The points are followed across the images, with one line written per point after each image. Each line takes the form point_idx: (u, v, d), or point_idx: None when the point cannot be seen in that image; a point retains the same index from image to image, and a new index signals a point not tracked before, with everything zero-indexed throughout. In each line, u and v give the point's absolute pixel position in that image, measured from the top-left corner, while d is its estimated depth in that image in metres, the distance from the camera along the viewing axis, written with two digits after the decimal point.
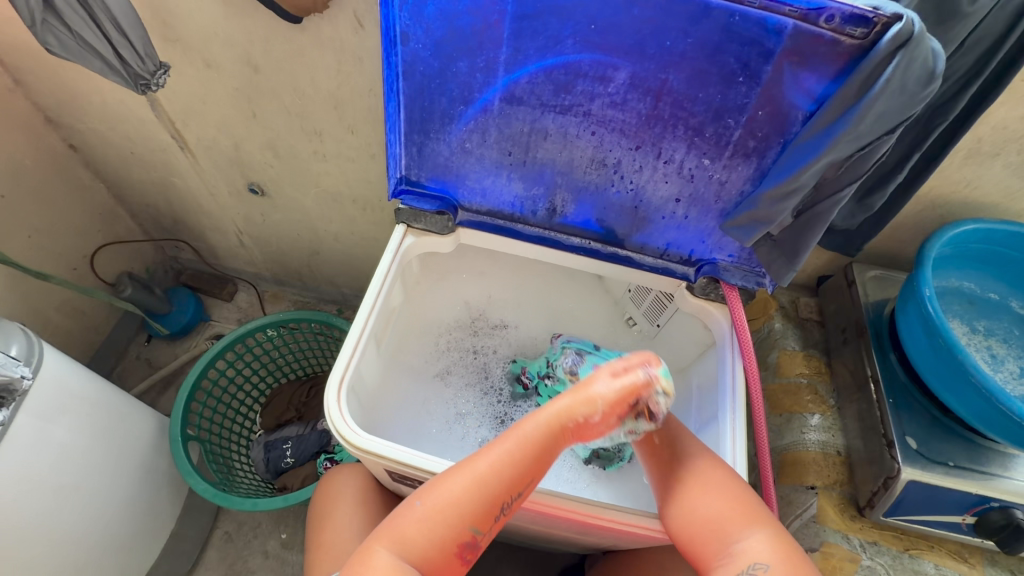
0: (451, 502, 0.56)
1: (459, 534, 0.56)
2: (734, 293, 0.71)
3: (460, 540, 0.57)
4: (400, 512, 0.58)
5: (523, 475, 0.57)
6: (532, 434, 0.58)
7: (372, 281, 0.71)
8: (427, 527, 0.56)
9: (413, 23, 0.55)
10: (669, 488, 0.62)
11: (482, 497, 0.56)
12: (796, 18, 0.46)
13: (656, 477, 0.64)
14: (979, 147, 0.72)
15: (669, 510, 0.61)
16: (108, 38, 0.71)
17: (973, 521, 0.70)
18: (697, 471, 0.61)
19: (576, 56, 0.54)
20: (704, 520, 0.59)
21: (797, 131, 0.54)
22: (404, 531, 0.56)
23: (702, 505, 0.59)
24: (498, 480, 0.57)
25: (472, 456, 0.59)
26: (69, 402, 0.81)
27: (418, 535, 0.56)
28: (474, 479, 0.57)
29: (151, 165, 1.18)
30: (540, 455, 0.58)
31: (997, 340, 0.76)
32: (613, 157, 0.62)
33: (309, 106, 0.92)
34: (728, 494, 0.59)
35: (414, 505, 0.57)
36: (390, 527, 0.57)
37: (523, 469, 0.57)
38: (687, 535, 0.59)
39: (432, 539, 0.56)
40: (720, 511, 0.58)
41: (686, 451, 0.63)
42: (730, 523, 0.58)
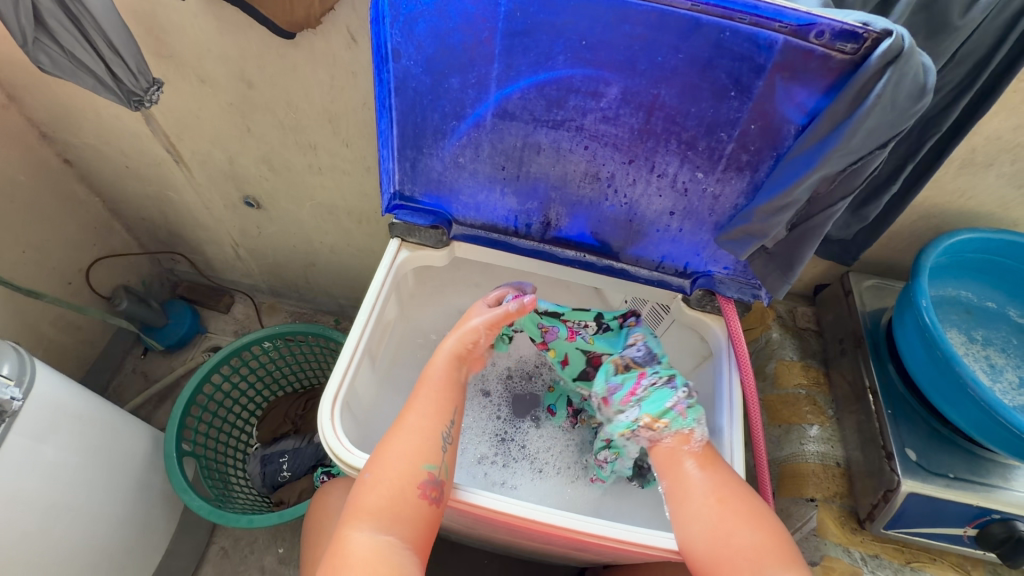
0: (402, 456, 0.59)
1: (417, 476, 0.59)
2: (730, 306, 0.71)
3: (419, 480, 0.58)
4: (356, 490, 0.59)
5: (447, 405, 0.65)
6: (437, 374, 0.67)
7: (366, 296, 0.71)
8: (384, 488, 0.57)
9: (405, 40, 0.55)
10: (702, 510, 0.59)
11: (423, 436, 0.61)
12: (786, 34, 0.46)
13: (684, 497, 0.61)
14: (973, 157, 0.72)
15: (697, 532, 0.58)
16: (101, 56, 0.71)
17: (975, 533, 0.70)
18: (737, 499, 0.59)
19: (567, 71, 0.54)
20: (738, 547, 0.56)
21: (790, 145, 0.54)
22: (368, 504, 0.57)
23: (736, 532, 0.57)
24: (426, 419, 0.63)
25: (405, 411, 0.64)
26: (61, 421, 0.80)
27: (386, 499, 0.57)
28: (410, 429, 0.62)
29: (145, 179, 1.18)
30: (453, 388, 0.67)
31: (995, 350, 0.75)
32: (607, 170, 0.62)
33: (303, 119, 0.92)
34: (762, 526, 0.57)
35: (365, 477, 0.58)
36: (353, 508, 0.57)
37: (444, 399, 0.65)
38: (717, 561, 0.56)
39: (395, 496, 0.57)
40: (759, 541, 0.56)
41: (721, 478, 0.61)
42: (765, 553, 0.55)
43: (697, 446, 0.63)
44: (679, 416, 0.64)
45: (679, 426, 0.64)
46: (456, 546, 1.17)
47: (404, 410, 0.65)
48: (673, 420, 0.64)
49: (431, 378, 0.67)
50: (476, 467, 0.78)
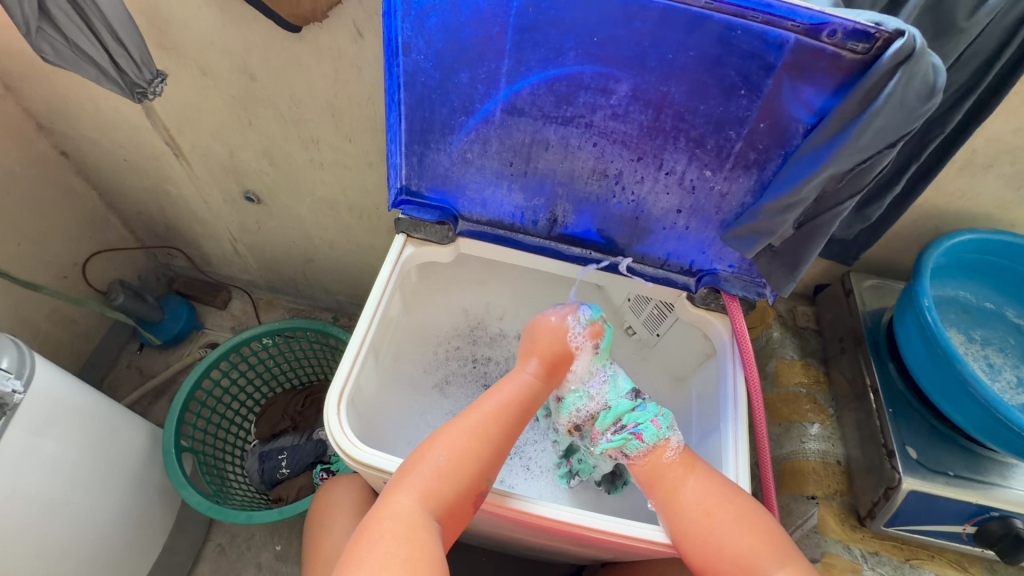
0: (469, 457, 0.60)
1: (479, 484, 0.60)
2: (734, 303, 0.71)
3: (479, 488, 0.60)
4: (418, 464, 0.59)
5: (513, 424, 0.64)
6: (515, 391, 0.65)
7: (371, 292, 0.71)
8: (453, 480, 0.58)
9: (415, 34, 0.55)
10: (693, 522, 0.60)
11: (489, 447, 0.61)
12: (798, 33, 0.46)
13: (676, 509, 0.62)
14: (974, 159, 0.73)
15: (691, 545, 0.60)
16: (104, 46, 0.70)
17: (973, 530, 0.71)
18: (726, 506, 0.60)
19: (578, 67, 0.54)
20: (731, 552, 0.58)
21: (798, 144, 0.54)
22: (432, 485, 0.58)
23: (728, 539, 0.59)
24: (496, 428, 0.62)
25: (469, 411, 0.64)
26: (61, 415, 0.79)
27: (445, 488, 0.58)
28: (478, 430, 0.62)
29: (144, 172, 1.17)
30: (523, 412, 0.65)
31: (993, 350, 0.76)
32: (615, 167, 0.62)
33: (306, 114, 0.91)
34: (752, 527, 0.59)
35: (439, 459, 0.59)
36: (411, 478, 0.58)
37: (516, 418, 0.64)
38: (712, 566, 0.59)
39: (455, 491, 0.58)
40: (751, 547, 0.58)
41: (709, 483, 0.62)
42: (759, 556, 0.58)
43: (674, 456, 0.64)
44: (652, 427, 0.65)
45: (653, 438, 0.65)
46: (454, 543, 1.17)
47: (467, 408, 0.64)
48: (646, 433, 0.65)
49: (507, 390, 0.65)
50: None
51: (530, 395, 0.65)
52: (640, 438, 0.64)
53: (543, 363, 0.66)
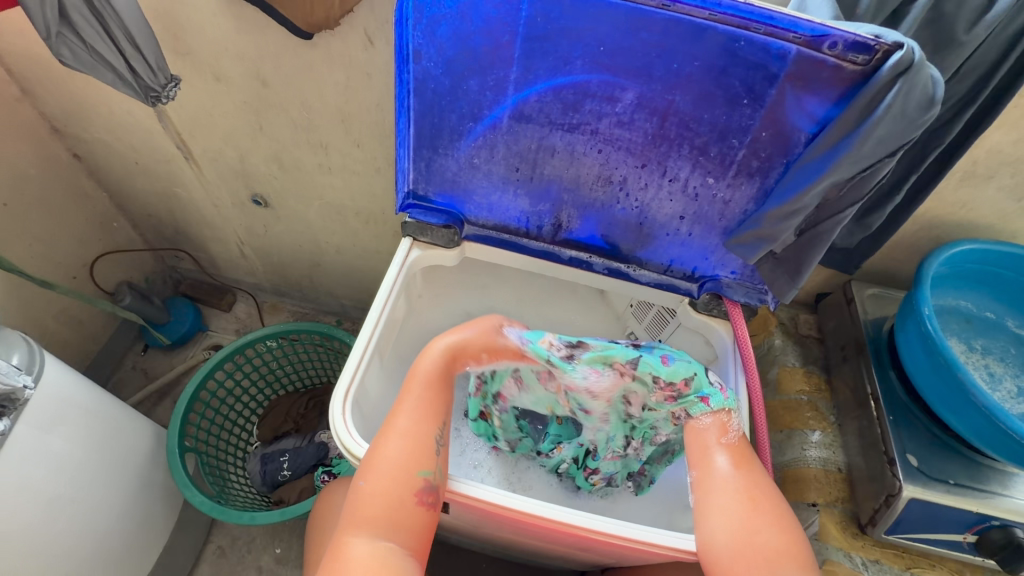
0: (392, 461, 0.59)
1: (413, 483, 0.58)
2: (736, 310, 0.72)
3: (415, 486, 0.58)
4: (355, 501, 0.58)
5: (436, 404, 0.64)
6: (427, 369, 0.66)
7: (377, 295, 0.72)
8: (381, 493, 0.57)
9: (426, 42, 0.56)
10: (730, 506, 0.57)
11: (419, 443, 0.61)
12: (799, 44, 0.48)
13: (713, 492, 0.59)
14: (974, 170, 0.74)
15: (719, 524, 0.57)
16: (121, 51, 0.72)
17: (975, 539, 0.71)
18: (766, 500, 0.57)
19: (585, 76, 0.56)
20: (759, 544, 0.54)
21: (800, 153, 0.55)
22: (366, 511, 0.57)
23: (760, 531, 0.55)
24: (418, 422, 0.62)
25: (394, 412, 0.64)
26: (68, 412, 0.80)
27: (377, 509, 0.57)
28: (400, 433, 0.61)
29: (155, 175, 1.18)
30: (443, 387, 0.66)
31: (994, 359, 0.77)
32: (619, 174, 0.64)
33: (316, 119, 0.93)
34: (789, 530, 0.55)
35: (359, 484, 0.58)
36: (354, 512, 0.57)
37: (435, 402, 0.64)
38: (733, 554, 0.55)
39: (386, 500, 0.57)
40: (781, 544, 0.54)
41: (755, 477, 0.59)
42: (785, 557, 0.54)
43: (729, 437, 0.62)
44: (720, 393, 0.64)
45: (719, 401, 0.63)
46: (454, 548, 1.18)
47: (392, 411, 0.64)
48: (714, 397, 0.63)
49: (420, 372, 0.66)
50: (473, 471, 0.80)
51: (436, 371, 0.66)
52: (706, 402, 0.63)
53: (443, 352, 0.66)
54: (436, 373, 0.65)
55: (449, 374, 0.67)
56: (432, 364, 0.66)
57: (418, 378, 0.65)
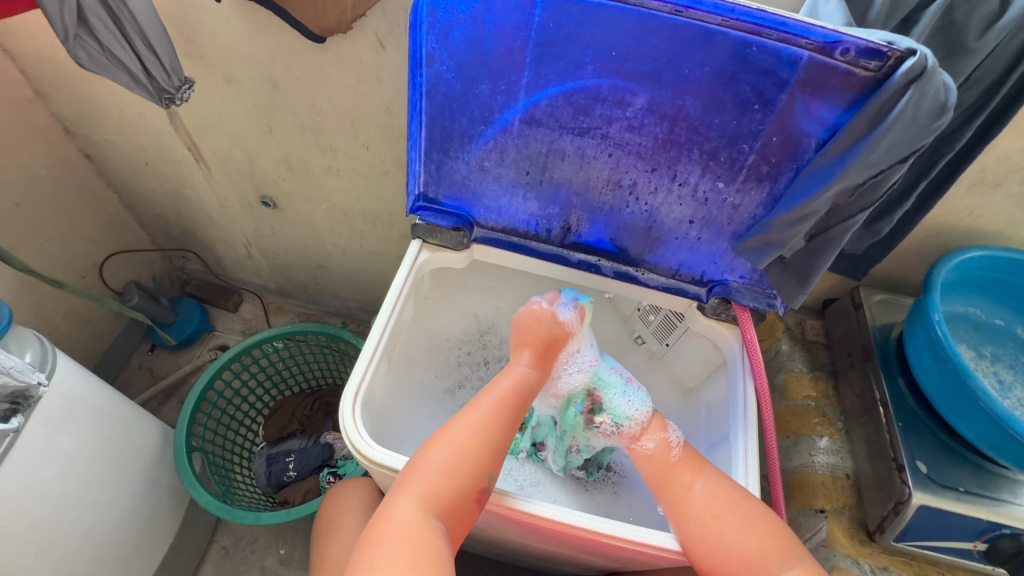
0: (465, 450, 0.60)
1: (478, 482, 0.59)
2: (745, 314, 0.72)
3: (478, 486, 0.59)
4: (416, 468, 0.59)
5: (510, 412, 0.65)
6: (510, 384, 0.66)
7: (386, 296, 0.72)
8: (450, 479, 0.58)
9: (439, 46, 0.57)
10: (700, 525, 0.61)
11: (488, 442, 0.62)
12: (811, 50, 0.48)
13: (683, 510, 0.63)
14: (983, 176, 0.74)
15: (698, 545, 0.61)
16: (136, 53, 0.73)
17: (985, 548, 0.70)
18: (731, 508, 0.61)
19: (596, 81, 0.56)
20: (737, 556, 0.60)
21: (810, 158, 0.56)
22: (428, 485, 0.58)
23: (736, 541, 0.60)
24: (500, 422, 0.63)
25: (467, 407, 0.65)
26: (78, 410, 0.81)
27: (440, 487, 0.58)
28: (474, 428, 0.62)
29: (164, 176, 1.19)
30: (519, 405, 0.66)
31: (1003, 367, 0.77)
32: (629, 178, 0.64)
33: (325, 122, 0.94)
34: (760, 530, 0.60)
35: (434, 460, 0.59)
36: (414, 479, 0.58)
37: (512, 413, 0.65)
38: (721, 570, 0.60)
39: (454, 488, 0.58)
40: (756, 550, 0.59)
41: (717, 486, 0.63)
42: (766, 558, 0.59)
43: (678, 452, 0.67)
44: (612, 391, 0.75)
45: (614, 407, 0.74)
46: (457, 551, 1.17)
47: (454, 415, 0.64)
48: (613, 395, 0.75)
49: (502, 384, 0.66)
50: None
51: (529, 385, 0.67)
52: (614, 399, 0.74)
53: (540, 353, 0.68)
54: (540, 371, 0.68)
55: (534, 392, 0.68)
56: (532, 361, 0.68)
57: (504, 382, 0.67)
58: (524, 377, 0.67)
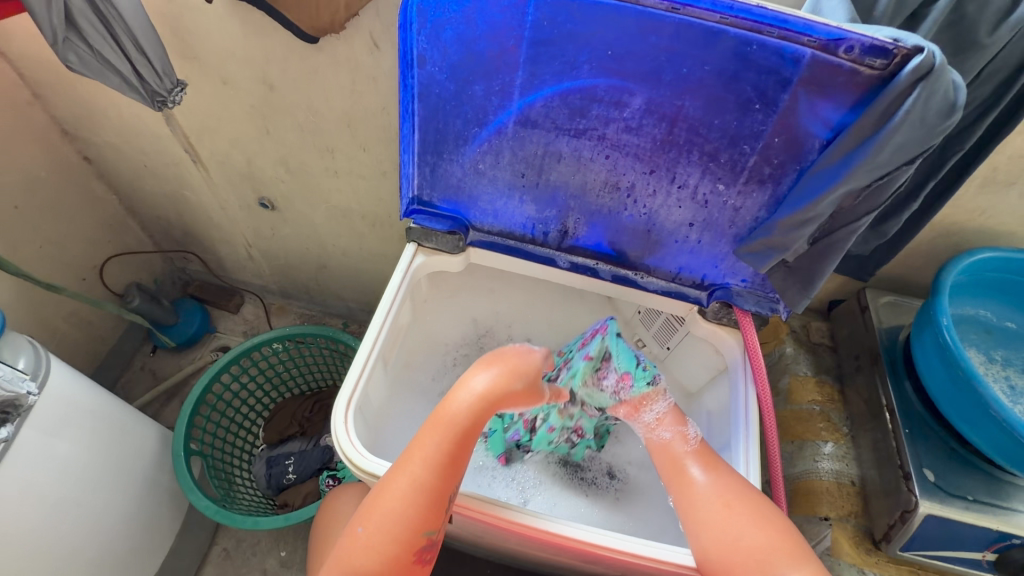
0: (394, 518, 0.57)
1: (414, 542, 0.57)
2: (747, 319, 0.70)
3: (415, 546, 0.57)
4: (345, 541, 0.58)
5: (447, 456, 0.59)
6: (453, 423, 0.60)
7: (381, 300, 0.71)
8: (376, 550, 0.56)
9: (431, 47, 0.55)
10: (710, 517, 0.58)
11: (423, 501, 0.57)
12: (814, 48, 0.46)
13: (692, 504, 0.61)
14: (995, 176, 0.71)
15: (703, 535, 0.58)
16: (128, 56, 0.72)
17: (994, 557, 0.69)
18: (742, 503, 0.59)
19: (592, 81, 0.54)
20: (746, 549, 0.55)
21: (814, 160, 0.54)
22: (352, 559, 0.56)
23: (745, 535, 0.56)
24: (433, 474, 0.58)
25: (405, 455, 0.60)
26: (74, 416, 0.80)
27: (367, 560, 0.56)
28: (406, 489, 0.58)
29: (163, 178, 1.19)
30: (462, 445, 0.60)
31: (1015, 371, 0.74)
32: (627, 180, 0.62)
33: (322, 123, 0.92)
34: (770, 525, 0.57)
35: (357, 531, 0.57)
36: (341, 557, 0.57)
37: (454, 459, 0.60)
38: (728, 565, 0.56)
39: (382, 557, 0.56)
40: (767, 544, 0.55)
41: (727, 481, 0.61)
42: (776, 557, 0.55)
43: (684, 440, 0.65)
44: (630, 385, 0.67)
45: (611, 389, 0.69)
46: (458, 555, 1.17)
47: (392, 466, 0.60)
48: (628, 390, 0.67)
49: (443, 421, 0.61)
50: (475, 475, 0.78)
51: (472, 414, 0.61)
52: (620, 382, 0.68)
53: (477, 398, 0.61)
54: (487, 400, 0.61)
55: (481, 424, 0.62)
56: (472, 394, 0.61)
57: (448, 417, 0.61)
58: (481, 395, 0.61)
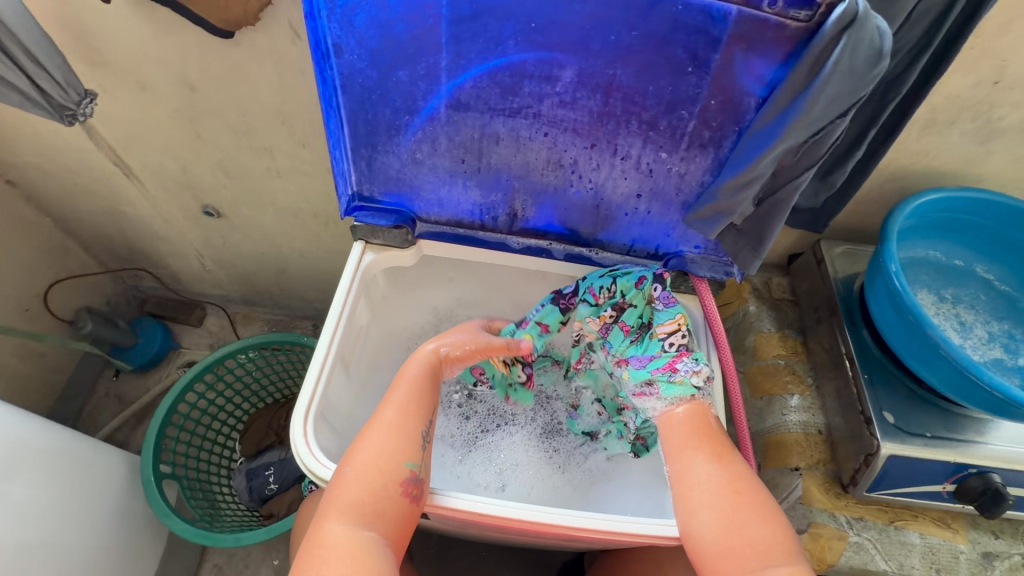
0: (378, 452, 0.59)
1: (397, 474, 0.58)
2: (703, 285, 0.70)
3: (400, 478, 0.58)
4: (333, 484, 0.57)
5: (423, 403, 0.64)
6: (414, 374, 0.66)
7: (333, 302, 0.69)
8: (366, 481, 0.57)
9: (345, 34, 0.52)
10: (713, 500, 0.57)
11: (402, 435, 0.61)
12: (738, 4, 0.44)
13: (696, 487, 0.59)
14: (935, 117, 0.72)
15: (707, 523, 0.57)
16: (24, 70, 0.67)
17: (954, 488, 0.71)
18: (750, 493, 0.57)
19: (519, 56, 0.52)
20: (750, 540, 0.54)
21: (752, 119, 0.53)
22: (346, 497, 0.56)
23: (749, 525, 0.55)
24: (405, 417, 0.62)
25: (382, 406, 0.63)
26: (23, 456, 0.77)
27: (361, 494, 0.56)
28: (383, 426, 0.61)
29: (96, 195, 1.12)
30: (429, 389, 0.66)
31: (965, 307, 0.76)
32: (569, 156, 0.60)
33: (254, 122, 0.87)
34: (773, 517, 0.56)
35: (343, 471, 0.58)
36: (331, 502, 0.56)
37: (423, 398, 0.64)
38: (722, 551, 0.55)
39: (378, 490, 0.57)
40: (768, 537, 0.54)
41: (734, 470, 0.60)
42: (774, 546, 0.54)
43: (686, 413, 0.64)
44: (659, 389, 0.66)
45: (670, 394, 0.65)
46: (450, 541, 1.18)
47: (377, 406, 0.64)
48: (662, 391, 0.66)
49: (408, 375, 0.66)
50: (457, 467, 0.79)
51: (427, 369, 0.66)
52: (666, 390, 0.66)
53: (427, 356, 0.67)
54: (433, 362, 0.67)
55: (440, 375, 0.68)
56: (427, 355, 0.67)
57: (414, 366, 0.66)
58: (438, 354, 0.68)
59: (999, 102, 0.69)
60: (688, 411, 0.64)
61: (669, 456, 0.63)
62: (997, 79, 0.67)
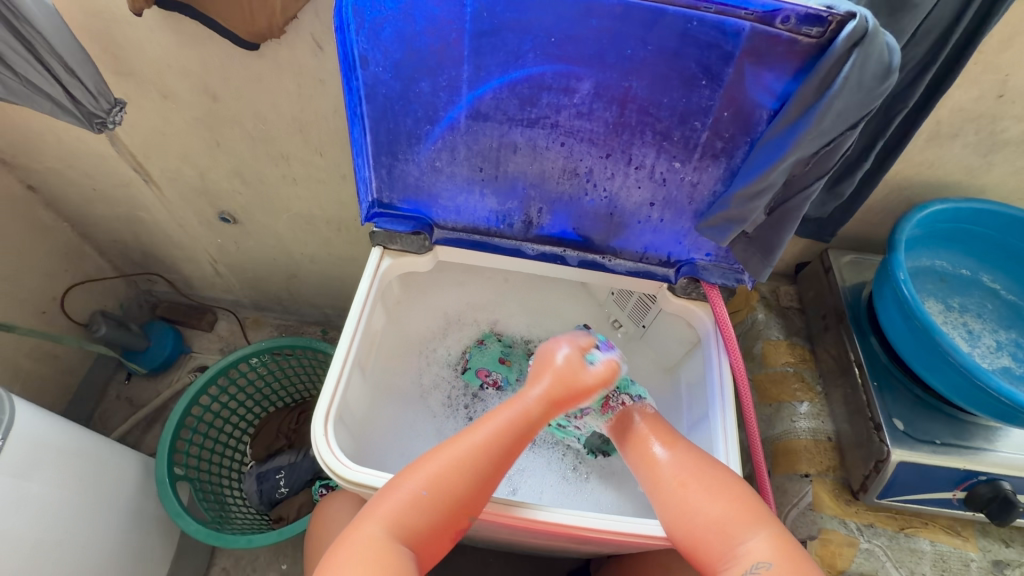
0: (450, 488, 0.58)
1: (457, 521, 0.59)
2: (714, 291, 0.72)
3: (458, 526, 0.59)
4: (390, 493, 0.58)
5: (514, 440, 0.62)
6: (508, 416, 0.63)
7: (352, 305, 0.70)
8: (427, 514, 0.58)
9: (371, 47, 0.54)
10: (668, 491, 0.61)
11: (472, 479, 0.59)
12: (752, 21, 0.46)
13: (655, 478, 0.63)
14: (940, 129, 0.73)
15: (665, 513, 0.61)
16: (56, 78, 0.69)
17: (963, 495, 0.72)
18: (700, 477, 0.61)
19: (538, 68, 0.54)
20: (706, 521, 0.58)
21: (763, 130, 0.54)
22: (404, 517, 0.57)
23: (704, 506, 0.59)
24: (494, 455, 0.61)
25: (468, 434, 0.62)
26: (44, 455, 0.78)
27: (418, 522, 0.57)
28: (458, 461, 0.60)
29: (115, 201, 1.15)
30: (519, 438, 0.63)
31: (972, 316, 0.77)
32: (584, 165, 0.62)
33: (273, 131, 0.90)
34: (730, 494, 0.59)
35: (420, 492, 0.58)
36: (382, 509, 0.57)
37: (513, 442, 0.62)
38: (691, 538, 0.58)
39: (431, 521, 0.58)
40: (722, 513, 0.58)
41: (686, 455, 0.63)
42: (732, 523, 0.57)
43: (638, 417, 0.68)
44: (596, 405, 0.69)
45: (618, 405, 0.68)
46: (458, 547, 1.18)
47: (459, 434, 0.63)
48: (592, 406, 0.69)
49: (500, 416, 0.63)
50: None
51: (529, 420, 0.63)
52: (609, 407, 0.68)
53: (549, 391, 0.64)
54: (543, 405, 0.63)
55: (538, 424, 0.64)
56: (539, 391, 0.64)
57: (504, 413, 0.63)
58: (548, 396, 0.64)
59: (1002, 114, 0.71)
60: (625, 412, 0.68)
61: (628, 459, 0.67)
62: (1001, 92, 0.68)
